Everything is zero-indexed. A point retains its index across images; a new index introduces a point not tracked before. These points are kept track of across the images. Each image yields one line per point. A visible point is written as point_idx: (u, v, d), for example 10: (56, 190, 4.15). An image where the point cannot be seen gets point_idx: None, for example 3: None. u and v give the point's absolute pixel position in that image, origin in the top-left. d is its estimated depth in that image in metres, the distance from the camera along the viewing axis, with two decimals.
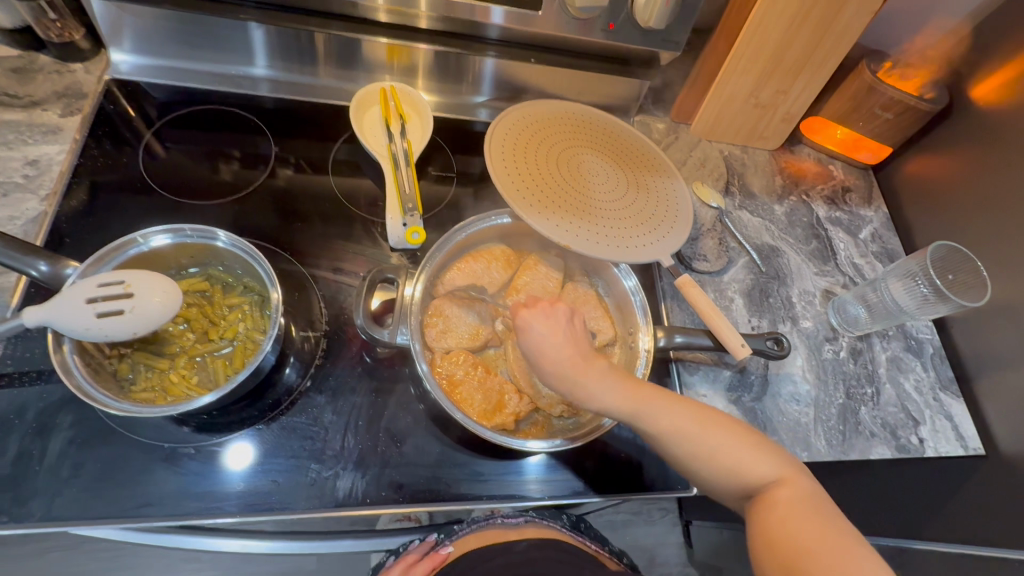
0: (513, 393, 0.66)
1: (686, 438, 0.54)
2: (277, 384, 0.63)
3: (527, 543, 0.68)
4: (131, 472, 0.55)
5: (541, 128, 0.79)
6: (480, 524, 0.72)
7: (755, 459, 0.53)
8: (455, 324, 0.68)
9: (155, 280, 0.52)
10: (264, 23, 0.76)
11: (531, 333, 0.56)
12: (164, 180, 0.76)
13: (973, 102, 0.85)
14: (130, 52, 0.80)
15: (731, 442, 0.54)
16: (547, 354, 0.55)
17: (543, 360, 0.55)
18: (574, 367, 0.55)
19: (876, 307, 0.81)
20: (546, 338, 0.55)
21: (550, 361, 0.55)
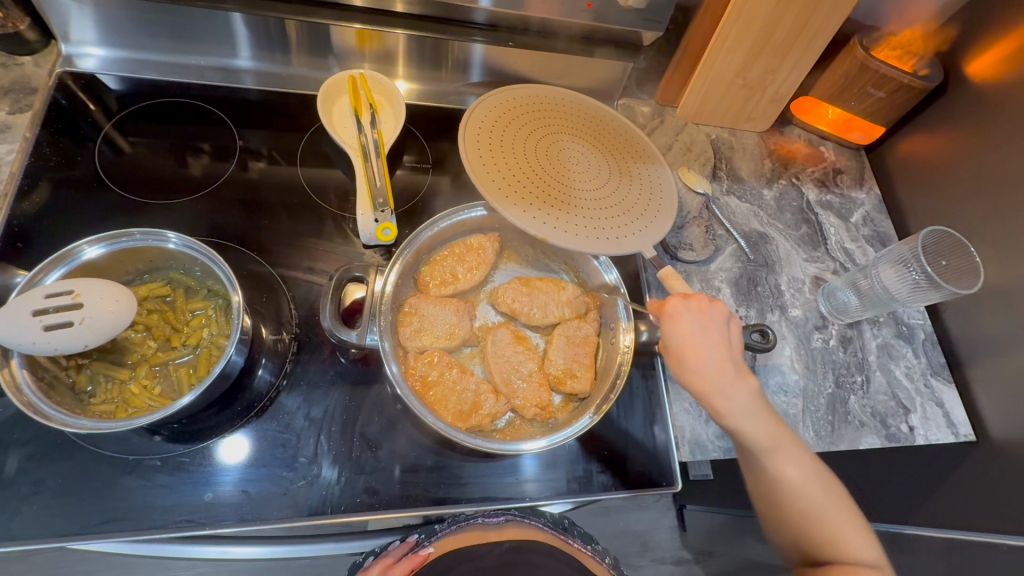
0: (491, 394, 0.64)
1: (803, 490, 0.54)
2: (248, 389, 0.61)
3: (509, 544, 0.63)
4: (95, 486, 0.54)
5: (521, 112, 0.76)
6: (462, 523, 0.65)
7: (851, 535, 0.54)
8: (432, 323, 0.67)
9: (104, 288, 0.50)
10: (244, 11, 0.73)
11: (678, 326, 0.55)
12: (124, 178, 0.72)
13: (969, 78, 0.81)
14: (100, 45, 0.77)
15: (836, 513, 0.54)
16: (695, 349, 0.54)
17: (687, 354, 0.54)
18: (721, 372, 0.54)
19: (867, 293, 0.79)
20: (696, 333, 0.55)
21: (700, 359, 0.54)
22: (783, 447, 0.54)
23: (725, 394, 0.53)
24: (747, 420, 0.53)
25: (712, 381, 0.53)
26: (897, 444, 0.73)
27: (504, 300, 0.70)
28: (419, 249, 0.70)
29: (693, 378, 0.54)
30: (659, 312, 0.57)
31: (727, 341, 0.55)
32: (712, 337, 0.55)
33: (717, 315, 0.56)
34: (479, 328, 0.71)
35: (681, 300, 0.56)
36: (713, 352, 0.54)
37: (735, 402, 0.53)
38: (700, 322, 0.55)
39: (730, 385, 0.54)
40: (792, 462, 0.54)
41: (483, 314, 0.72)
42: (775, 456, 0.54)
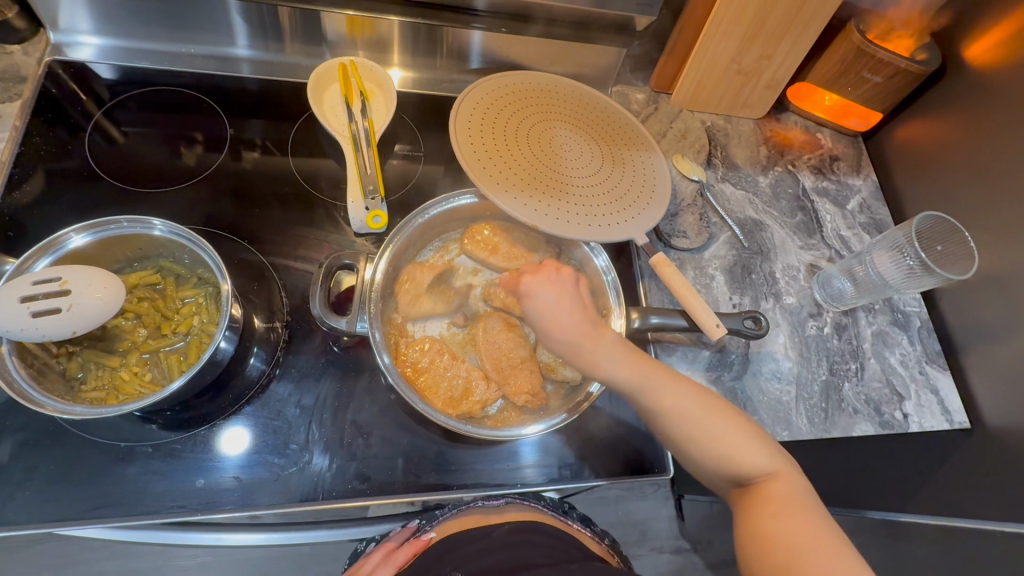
0: (481, 380, 0.64)
1: (687, 416, 0.53)
2: (240, 376, 0.61)
3: (507, 527, 0.63)
4: (87, 472, 0.54)
5: (513, 99, 0.75)
6: (462, 507, 0.66)
7: (745, 446, 0.53)
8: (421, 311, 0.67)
9: (93, 275, 0.50)
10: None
11: (537, 302, 0.55)
12: (114, 167, 0.72)
13: (967, 62, 0.80)
14: (98, 35, 0.77)
15: (729, 429, 0.53)
16: (555, 319, 0.55)
17: (550, 326, 0.55)
18: (587, 335, 0.55)
19: (862, 280, 0.78)
20: (551, 304, 0.55)
21: (559, 329, 0.55)
22: (657, 381, 0.55)
23: (596, 355, 0.55)
24: (611, 365, 0.55)
25: (582, 346, 0.55)
26: (892, 432, 0.73)
27: (496, 291, 0.70)
28: (410, 236, 0.70)
29: (562, 346, 0.55)
30: (511, 288, 0.56)
31: (581, 303, 0.56)
32: (567, 303, 0.55)
33: (566, 282, 0.56)
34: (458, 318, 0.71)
35: (529, 275, 0.55)
36: (573, 319, 0.55)
37: (605, 354, 0.55)
38: (554, 291, 0.55)
39: (595, 345, 0.55)
40: (670, 392, 0.54)
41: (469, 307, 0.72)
42: (650, 391, 0.54)
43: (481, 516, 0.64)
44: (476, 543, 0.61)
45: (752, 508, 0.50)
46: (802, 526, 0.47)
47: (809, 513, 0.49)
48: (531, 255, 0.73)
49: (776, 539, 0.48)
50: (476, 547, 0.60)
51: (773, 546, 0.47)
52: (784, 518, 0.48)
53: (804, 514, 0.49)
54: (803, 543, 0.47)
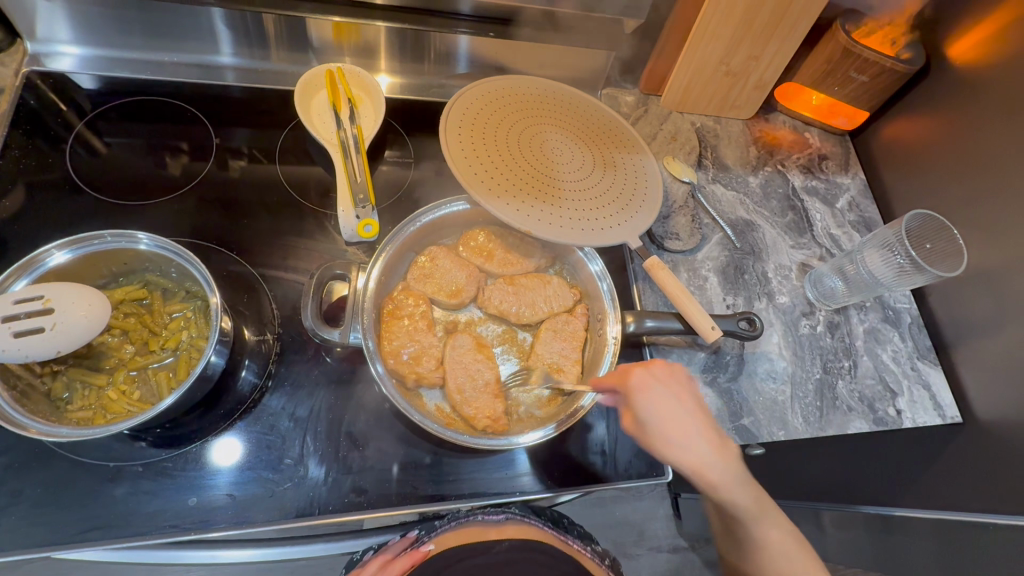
0: (467, 381, 0.64)
1: (789, 555, 0.51)
2: (231, 391, 0.60)
3: (507, 543, 0.61)
4: (75, 495, 0.53)
5: (503, 105, 0.75)
6: (462, 519, 0.65)
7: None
8: (414, 315, 0.67)
9: (76, 292, 0.49)
10: (223, 6, 0.72)
11: (652, 398, 0.51)
12: (98, 179, 0.71)
13: (951, 60, 0.81)
14: (75, 44, 0.75)
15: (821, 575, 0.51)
16: (674, 421, 0.49)
17: (672, 431, 0.49)
18: (712, 447, 0.49)
19: (853, 279, 0.79)
20: (669, 401, 0.51)
21: (683, 435, 0.49)
22: (765, 513, 0.51)
23: (723, 473, 0.48)
24: (735, 488, 0.48)
25: (707, 461, 0.48)
26: (885, 428, 0.75)
27: (491, 302, 0.70)
28: (408, 241, 0.70)
29: (684, 458, 0.48)
30: (624, 383, 0.53)
31: (701, 408, 0.51)
32: (684, 405, 0.50)
33: (682, 383, 0.52)
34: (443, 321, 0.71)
35: (643, 368, 0.52)
36: (696, 424, 0.50)
37: (722, 472, 0.48)
38: (666, 388, 0.52)
39: (723, 460, 0.48)
40: (773, 525, 0.52)
41: (457, 312, 0.72)
42: (761, 522, 0.51)
43: (480, 531, 0.63)
44: (477, 557, 0.60)
45: None
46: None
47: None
48: (525, 261, 0.73)
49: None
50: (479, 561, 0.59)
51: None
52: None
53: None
54: None
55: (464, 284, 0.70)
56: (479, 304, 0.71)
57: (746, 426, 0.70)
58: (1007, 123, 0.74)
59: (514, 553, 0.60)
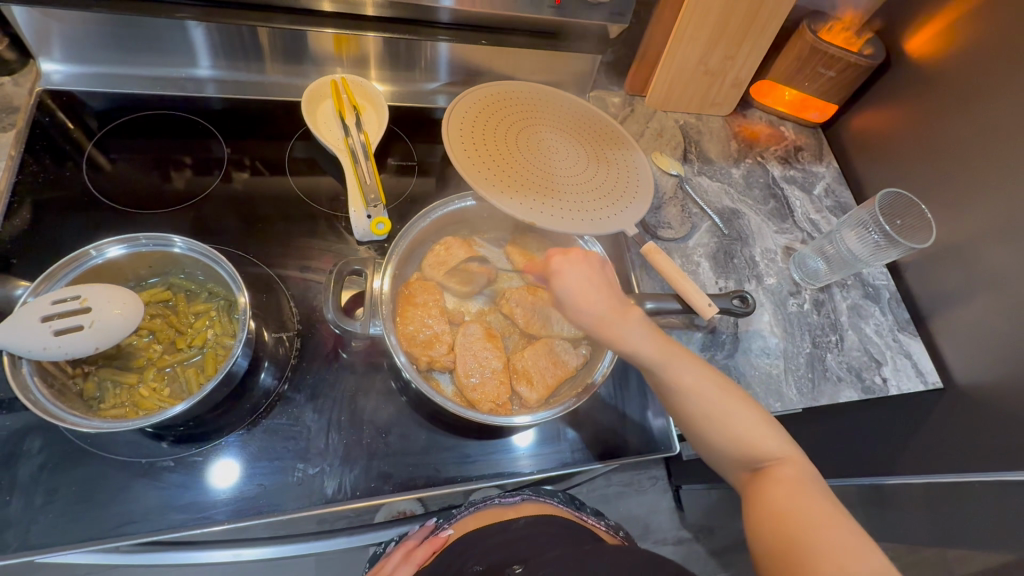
0: (477, 367, 0.67)
1: (705, 396, 0.57)
2: (254, 388, 0.62)
3: (524, 520, 0.63)
4: (109, 491, 0.54)
5: (500, 108, 0.79)
6: (479, 505, 0.68)
7: (754, 430, 0.56)
8: (427, 302, 0.70)
9: (110, 291, 0.51)
10: (203, 19, 0.74)
11: (567, 279, 0.57)
12: (110, 191, 0.73)
13: (910, 54, 0.88)
14: (61, 61, 0.77)
15: (739, 408, 0.57)
16: (585, 294, 0.57)
17: (581, 302, 0.57)
18: (614, 311, 0.57)
19: (834, 258, 0.84)
20: (580, 279, 0.57)
21: (592, 305, 0.57)
22: (675, 360, 0.57)
23: (622, 329, 0.56)
24: (637, 341, 0.57)
25: (611, 321, 0.56)
26: (874, 396, 0.78)
27: (509, 305, 0.72)
28: (417, 237, 0.73)
29: (590, 321, 0.57)
30: (544, 269, 0.59)
31: (606, 282, 0.58)
32: (593, 279, 0.57)
33: (593, 261, 0.58)
34: (454, 308, 0.74)
35: (560, 255, 0.58)
36: (602, 294, 0.57)
37: (622, 329, 0.56)
38: (582, 270, 0.57)
39: (623, 321, 0.57)
40: (689, 373, 0.57)
41: (468, 301, 0.75)
42: (669, 368, 0.57)
43: (498, 513, 0.65)
44: (496, 535, 0.61)
45: (761, 487, 0.54)
46: (811, 506, 0.50)
47: (814, 492, 0.52)
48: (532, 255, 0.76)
49: (785, 511, 0.51)
50: (498, 538, 0.60)
51: (782, 518, 0.51)
52: (793, 496, 0.51)
53: (812, 495, 0.52)
54: (801, 513, 0.50)
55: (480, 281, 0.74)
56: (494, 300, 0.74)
57: None
58: (962, 108, 0.81)
59: (529, 527, 0.61)
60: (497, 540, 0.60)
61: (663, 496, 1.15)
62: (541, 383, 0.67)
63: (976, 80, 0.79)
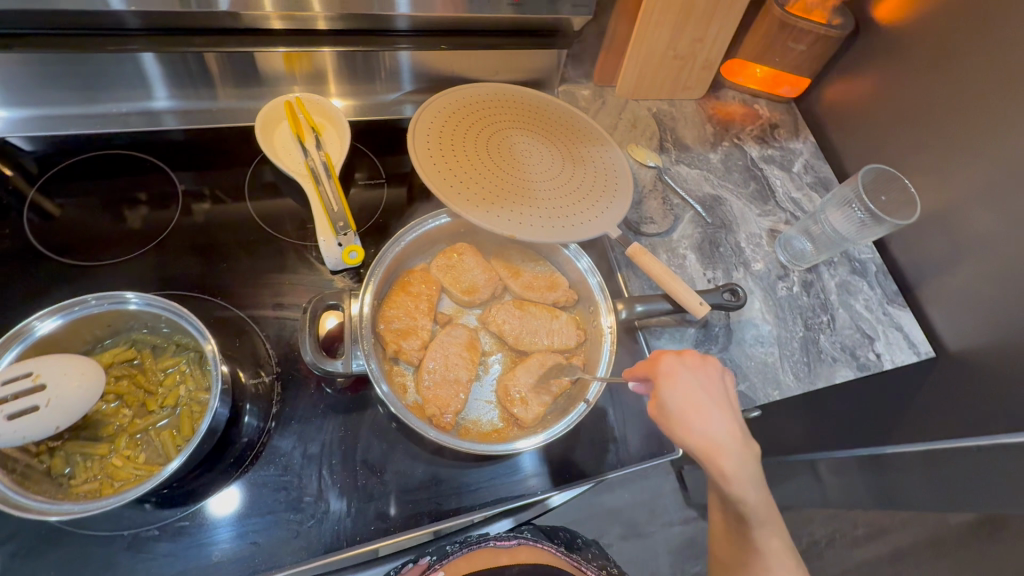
0: (456, 392, 0.64)
1: (788, 569, 0.52)
2: (236, 439, 0.59)
3: (517, 567, 0.62)
4: (92, 570, 0.51)
5: (467, 116, 0.76)
6: (473, 544, 0.65)
7: None
8: (411, 327, 0.67)
9: (63, 361, 0.47)
10: (152, 49, 0.70)
11: (678, 384, 0.54)
12: (60, 241, 0.68)
13: (879, 21, 0.87)
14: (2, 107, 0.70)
15: None
16: (699, 409, 0.52)
17: (693, 414, 0.52)
18: (732, 439, 0.51)
19: (820, 238, 0.83)
20: (696, 387, 0.54)
21: (705, 421, 0.52)
22: (769, 521, 0.52)
23: (736, 462, 0.51)
24: (747, 480, 0.51)
25: (726, 449, 0.51)
26: (869, 372, 0.78)
27: (495, 322, 0.70)
28: (402, 250, 0.71)
29: (700, 442, 0.51)
30: (653, 368, 0.56)
31: (727, 401, 0.54)
32: (711, 394, 0.53)
33: (711, 372, 0.55)
34: (452, 314, 0.73)
35: (676, 356, 0.55)
36: (718, 413, 0.53)
37: (739, 461, 0.51)
38: (696, 378, 0.54)
39: (741, 453, 0.51)
40: (775, 535, 0.53)
41: (466, 310, 0.74)
42: (768, 527, 0.52)
43: (495, 555, 0.63)
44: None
45: None
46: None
47: None
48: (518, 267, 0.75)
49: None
50: None
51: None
52: None
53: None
54: None
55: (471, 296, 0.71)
56: (482, 317, 0.72)
57: (742, 392, 0.73)
58: (935, 75, 0.79)
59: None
60: None
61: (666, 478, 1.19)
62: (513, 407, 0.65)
63: (947, 44, 0.77)
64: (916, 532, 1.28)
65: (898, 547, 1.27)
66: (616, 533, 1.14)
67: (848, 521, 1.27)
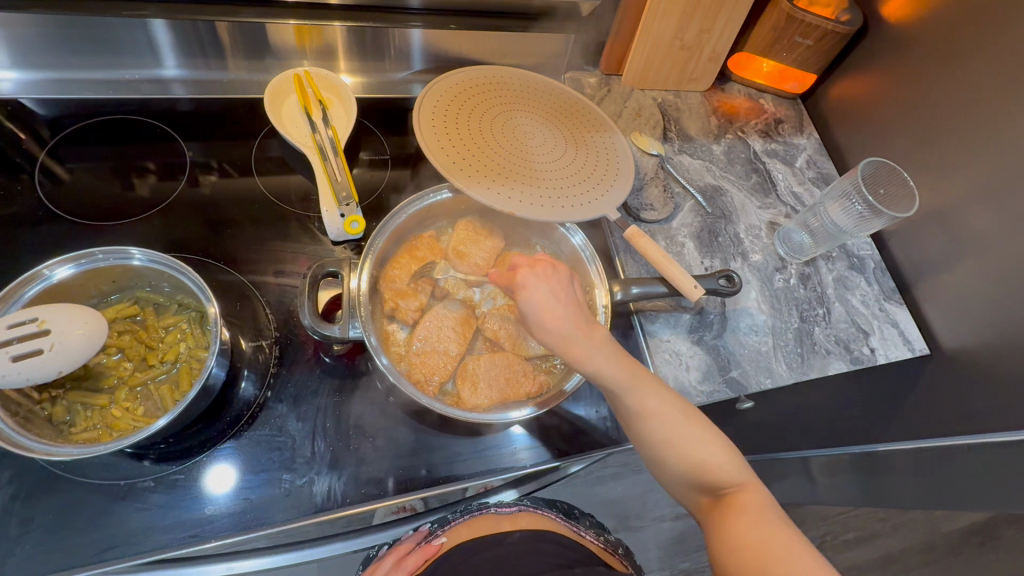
0: (446, 363, 0.66)
1: (667, 421, 0.54)
2: (233, 401, 0.60)
3: (518, 534, 0.63)
4: (89, 517, 0.53)
5: (472, 96, 0.77)
6: (474, 513, 0.68)
7: (716, 461, 0.53)
8: (410, 291, 0.69)
9: (70, 309, 0.49)
10: (164, 16, 0.71)
11: (534, 293, 0.54)
12: (68, 203, 0.70)
13: (888, 18, 0.87)
14: (12, 68, 0.72)
15: (703, 436, 0.54)
16: (552, 311, 0.54)
17: (547, 318, 0.54)
18: (580, 329, 0.54)
19: (818, 231, 0.84)
20: (547, 294, 0.54)
21: (558, 321, 0.54)
22: (639, 382, 0.55)
23: (587, 347, 0.54)
24: (599, 358, 0.54)
25: (575, 338, 0.54)
26: (862, 366, 0.78)
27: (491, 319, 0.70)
28: (408, 221, 0.73)
29: (555, 338, 0.54)
30: (510, 281, 0.55)
31: (574, 299, 0.55)
32: (560, 297, 0.54)
33: (560, 274, 0.56)
34: (451, 289, 0.73)
35: (527, 268, 0.55)
36: (570, 311, 0.54)
37: (588, 347, 0.54)
38: (548, 286, 0.55)
39: (587, 337, 0.54)
40: (653, 395, 0.55)
41: (467, 285, 0.73)
42: (637, 392, 0.54)
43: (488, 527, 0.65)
44: (487, 550, 0.61)
45: (720, 520, 0.51)
46: (777, 539, 0.48)
47: (770, 521, 0.49)
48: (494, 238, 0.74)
49: (754, 547, 0.48)
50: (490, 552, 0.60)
51: (754, 554, 0.47)
52: (756, 526, 0.49)
53: (774, 527, 0.49)
54: (763, 542, 0.48)
55: (475, 266, 0.72)
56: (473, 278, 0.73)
57: (734, 379, 0.74)
58: (941, 71, 0.80)
59: (521, 544, 0.62)
60: (488, 554, 0.61)
61: None
62: (494, 391, 0.64)
63: (954, 41, 0.78)
64: (908, 537, 1.28)
65: (888, 551, 1.26)
66: (609, 524, 1.14)
67: (841, 524, 1.27)
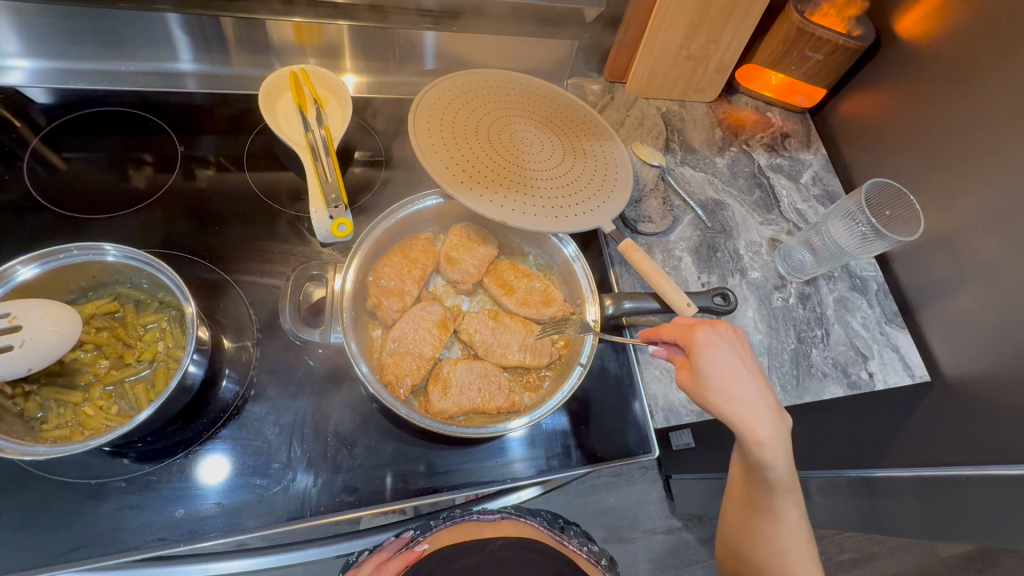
0: (419, 366, 0.65)
1: (796, 527, 0.52)
2: (212, 401, 0.59)
3: (501, 541, 0.61)
4: (59, 514, 0.52)
5: (470, 100, 0.75)
6: (457, 520, 0.65)
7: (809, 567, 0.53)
8: (398, 289, 0.68)
9: (42, 306, 0.49)
10: (178, 10, 0.72)
11: (717, 354, 0.50)
12: (59, 194, 0.69)
13: (902, 35, 0.85)
14: (27, 57, 0.72)
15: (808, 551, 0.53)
16: (739, 380, 0.49)
17: (734, 387, 0.48)
18: (769, 408, 0.48)
19: (820, 250, 0.81)
20: (733, 360, 0.50)
21: (745, 393, 0.48)
22: (790, 486, 0.52)
23: (770, 434, 0.48)
24: (779, 452, 0.48)
25: (762, 416, 0.48)
26: (860, 391, 0.76)
27: (467, 330, 0.69)
28: (402, 222, 0.72)
29: (738, 412, 0.48)
30: (692, 337, 0.51)
31: (761, 373, 0.50)
32: (749, 364, 0.49)
33: (745, 343, 0.52)
34: (439, 294, 0.74)
35: (712, 326, 0.51)
36: (755, 383, 0.49)
37: (775, 433, 0.48)
38: (733, 349, 0.50)
39: (774, 422, 0.48)
40: (794, 501, 0.52)
41: (455, 294, 0.75)
42: (785, 494, 0.51)
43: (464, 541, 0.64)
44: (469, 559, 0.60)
45: None
46: None
47: None
48: (485, 244, 0.73)
49: None
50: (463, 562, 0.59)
51: None
52: None
53: None
54: None
55: (465, 274, 0.71)
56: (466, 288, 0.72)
57: None
58: (954, 90, 0.78)
59: (505, 552, 0.60)
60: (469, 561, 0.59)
61: (654, 485, 1.17)
62: (464, 399, 0.64)
63: (970, 62, 0.75)
64: (903, 560, 1.26)
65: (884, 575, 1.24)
66: (599, 535, 1.12)
67: (835, 545, 1.25)
